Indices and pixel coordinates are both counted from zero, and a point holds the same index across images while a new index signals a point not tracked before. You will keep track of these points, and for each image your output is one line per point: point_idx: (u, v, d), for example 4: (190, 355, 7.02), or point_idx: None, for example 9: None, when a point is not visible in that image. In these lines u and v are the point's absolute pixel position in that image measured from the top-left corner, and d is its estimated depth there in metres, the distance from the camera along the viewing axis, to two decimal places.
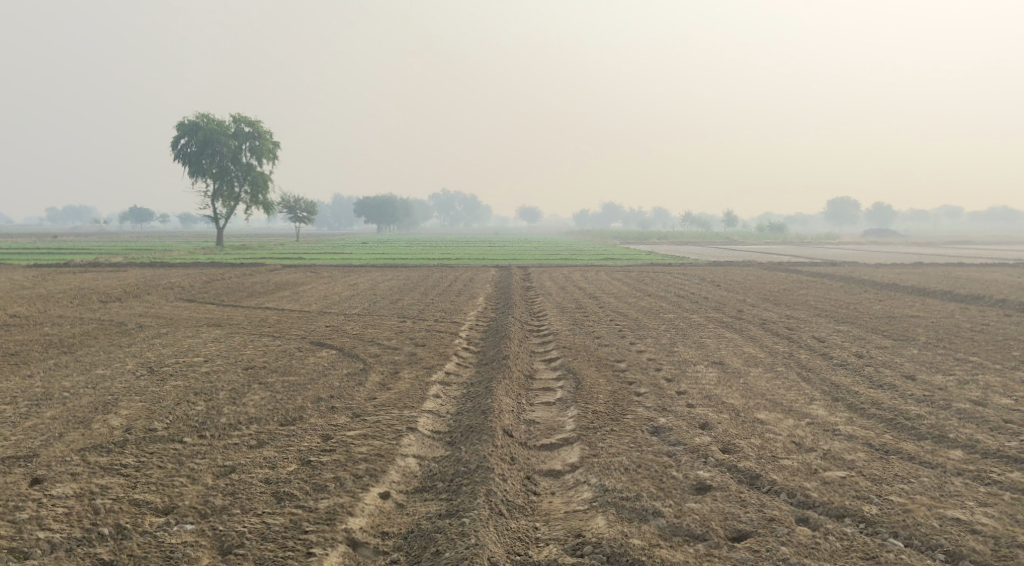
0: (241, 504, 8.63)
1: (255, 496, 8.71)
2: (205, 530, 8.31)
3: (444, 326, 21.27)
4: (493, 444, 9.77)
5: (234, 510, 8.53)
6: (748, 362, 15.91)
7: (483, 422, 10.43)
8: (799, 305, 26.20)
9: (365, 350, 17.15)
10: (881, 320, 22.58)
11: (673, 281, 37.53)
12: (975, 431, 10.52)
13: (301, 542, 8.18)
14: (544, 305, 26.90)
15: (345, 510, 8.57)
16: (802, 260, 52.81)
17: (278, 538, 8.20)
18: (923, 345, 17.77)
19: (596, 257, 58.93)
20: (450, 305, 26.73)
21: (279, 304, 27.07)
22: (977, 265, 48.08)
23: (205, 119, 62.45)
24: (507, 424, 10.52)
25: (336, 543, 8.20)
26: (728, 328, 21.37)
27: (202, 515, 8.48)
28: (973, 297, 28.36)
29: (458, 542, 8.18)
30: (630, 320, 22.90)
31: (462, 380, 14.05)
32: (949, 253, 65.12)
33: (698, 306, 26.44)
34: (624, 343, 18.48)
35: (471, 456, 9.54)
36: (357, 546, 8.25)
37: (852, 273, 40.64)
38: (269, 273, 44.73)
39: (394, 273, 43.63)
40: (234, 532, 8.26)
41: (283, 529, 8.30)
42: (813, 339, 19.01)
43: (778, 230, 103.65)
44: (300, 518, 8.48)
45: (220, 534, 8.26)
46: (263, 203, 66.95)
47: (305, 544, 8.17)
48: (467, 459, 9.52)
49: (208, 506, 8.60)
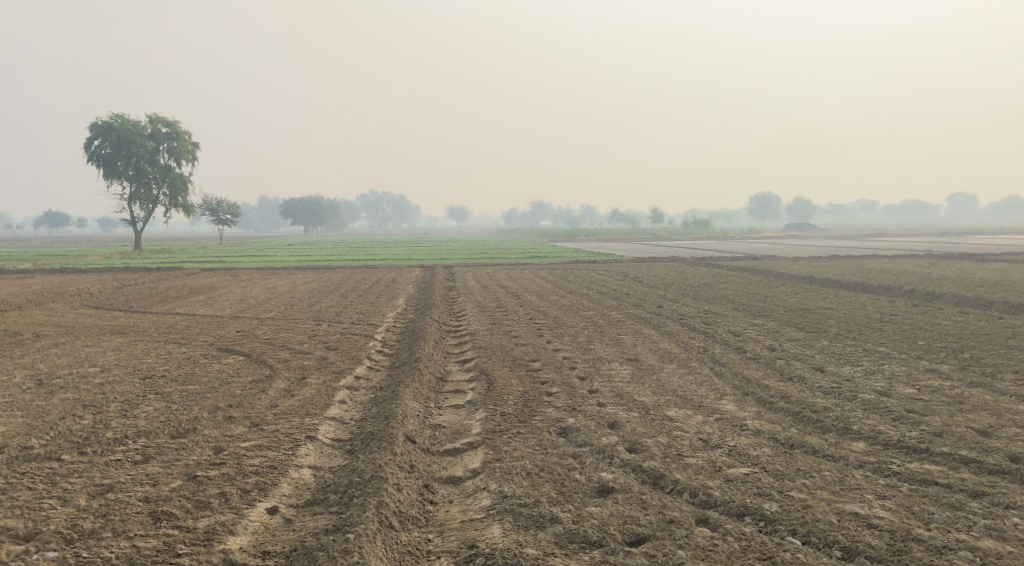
0: (114, 526, 8.13)
1: (129, 518, 8.22)
2: (69, 557, 7.78)
3: (360, 328, 20.80)
4: (392, 451, 9.44)
5: (105, 533, 8.03)
6: (662, 358, 15.87)
7: (385, 428, 10.09)
8: (718, 299, 26.43)
9: (274, 355, 16.62)
10: (796, 312, 22.87)
11: (597, 277, 37.62)
12: (879, 421, 10.58)
13: None
14: (465, 305, 26.61)
15: (226, 530, 8.15)
16: (724, 254, 53.56)
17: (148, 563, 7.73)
18: (834, 337, 18.02)
19: (522, 255, 58.83)
20: (369, 306, 26.23)
21: (191, 309, 26.20)
22: (890, 257, 49.40)
23: (119, 119, 60.40)
24: (411, 429, 10.20)
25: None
26: (646, 323, 21.39)
27: (67, 541, 7.95)
28: (884, 287, 29.01)
29: (341, 560, 7.83)
30: (550, 318, 22.78)
31: (371, 383, 13.66)
32: (865, 244, 66.92)
33: (619, 302, 26.45)
34: (542, 341, 18.31)
35: (368, 465, 9.19)
36: None
37: (771, 266, 41.32)
38: (185, 277, 43.45)
39: (315, 275, 42.80)
40: (100, 558, 7.76)
41: (155, 553, 7.83)
42: (728, 333, 19.11)
43: (703, 226, 105.22)
44: (176, 539, 8.03)
45: (84, 561, 7.74)
46: (182, 206, 65.14)
47: None
48: (363, 468, 9.18)
49: (76, 530, 8.07)
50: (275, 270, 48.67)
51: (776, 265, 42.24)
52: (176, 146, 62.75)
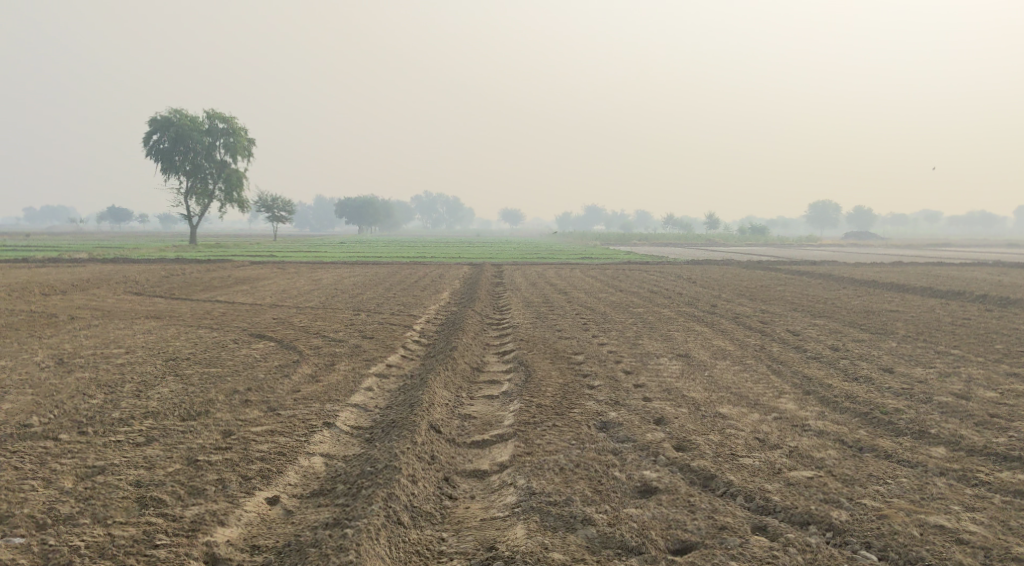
0: (93, 513, 7.48)
1: (113, 504, 7.55)
2: (34, 544, 7.14)
3: (398, 319, 20.08)
4: (412, 440, 8.62)
5: (81, 520, 7.38)
6: (715, 355, 14.81)
7: (408, 416, 9.27)
8: (775, 299, 25.20)
9: (306, 341, 15.94)
10: (859, 314, 21.58)
11: (649, 277, 36.52)
12: (964, 426, 9.44)
13: (147, 560, 7.06)
14: (510, 300, 25.77)
15: (215, 520, 7.47)
16: (781, 259, 52.01)
17: (119, 554, 7.07)
18: (902, 338, 16.78)
19: (574, 257, 57.66)
20: (412, 299, 25.52)
21: (231, 297, 25.77)
22: (958, 265, 47.35)
23: (177, 114, 60.84)
24: (436, 418, 9.36)
25: (189, 560, 7.09)
26: (698, 321, 20.32)
27: (38, 527, 7.30)
28: (954, 293, 27.45)
29: (333, 559, 7.05)
30: (597, 314, 21.83)
31: (402, 372, 12.82)
32: (931, 253, 64.45)
33: (670, 300, 25.36)
34: (587, 336, 17.35)
35: (383, 455, 8.40)
36: (217, 563, 7.13)
37: (831, 271, 39.73)
38: (231, 268, 43.37)
39: (362, 269, 42.33)
40: (68, 548, 7.10)
41: (131, 544, 7.16)
42: (786, 332, 17.96)
43: (760, 233, 103.00)
44: (158, 529, 7.35)
45: (50, 549, 7.10)
46: (238, 201, 65.45)
47: (151, 561, 7.06)
48: (378, 458, 8.39)
49: (50, 515, 7.43)
50: (324, 264, 48.46)
51: (836, 270, 40.64)
52: (233, 142, 63.05)
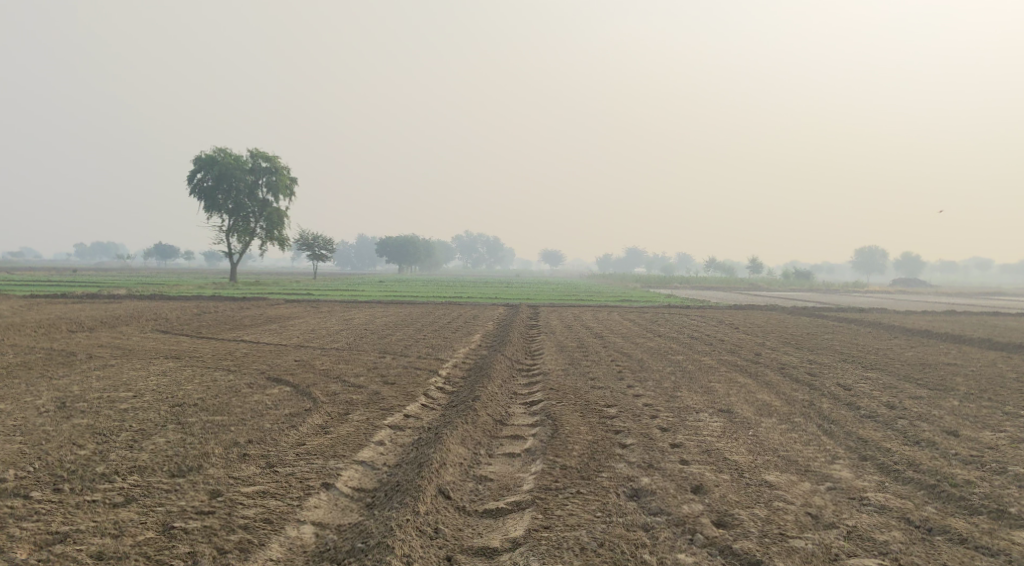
0: None
1: None
2: None
3: (425, 364, 19.24)
4: (415, 510, 8.05)
5: None
6: (759, 411, 13.68)
7: (415, 479, 8.52)
8: (823, 350, 23.90)
9: (323, 387, 15.13)
10: (913, 367, 20.26)
11: (690, 322, 35.38)
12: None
13: None
14: (543, 345, 24.74)
15: None
16: (826, 306, 50.26)
17: None
18: (964, 397, 15.51)
19: (614, 299, 56.59)
20: (442, 342, 24.67)
21: (257, 337, 25.11)
22: (1014, 315, 45.50)
23: (221, 153, 61.20)
24: (448, 481, 8.65)
25: None
26: (741, 371, 19.20)
27: None
28: (1015, 346, 26.00)
29: None
30: (634, 362, 20.80)
31: (420, 424, 11.90)
32: (985, 303, 62.29)
33: (711, 348, 24.18)
34: (622, 386, 16.29)
35: (378, 529, 7.86)
36: None
37: (882, 320, 38.25)
38: (266, 306, 42.96)
39: (396, 309, 41.62)
40: None
41: None
42: (836, 386, 16.75)
43: (805, 278, 101.06)
44: None
45: None
46: (277, 239, 65.43)
47: None
48: (372, 531, 7.86)
49: None
50: (358, 304, 47.89)
51: (887, 318, 39.13)
52: (274, 181, 63.20)
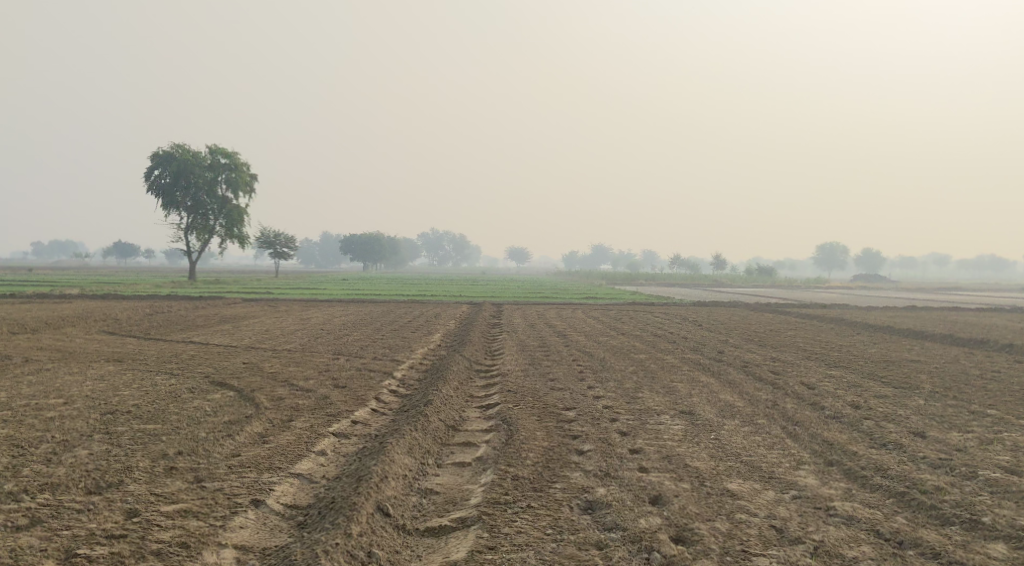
0: None
1: None
2: None
3: (380, 365, 18.58)
4: (345, 531, 7.67)
5: None
6: (721, 413, 13.21)
7: (352, 496, 8.16)
8: (787, 347, 23.61)
9: (270, 391, 14.41)
10: (878, 365, 19.97)
11: (653, 319, 35.04)
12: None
13: None
14: (504, 344, 24.18)
15: None
16: (788, 302, 50.28)
17: None
18: (929, 396, 15.17)
19: (577, 297, 56.27)
20: (400, 342, 24.01)
21: (209, 338, 24.24)
22: (972, 310, 45.85)
23: (179, 149, 59.84)
24: (389, 496, 8.26)
25: None
26: (704, 370, 18.78)
27: None
28: (976, 342, 25.96)
29: None
30: (596, 361, 20.32)
31: (367, 431, 11.28)
32: (944, 298, 62.92)
33: (674, 346, 23.76)
34: (582, 387, 15.76)
35: (304, 555, 7.50)
36: None
37: (844, 315, 38.24)
38: (222, 306, 41.92)
39: (356, 308, 40.80)
40: None
41: None
42: (800, 385, 16.35)
43: (767, 274, 101.66)
44: None
45: None
46: (239, 237, 64.21)
47: None
48: (298, 557, 7.49)
49: None
50: (318, 303, 47.02)
51: (849, 314, 39.13)
52: (234, 177, 61.93)
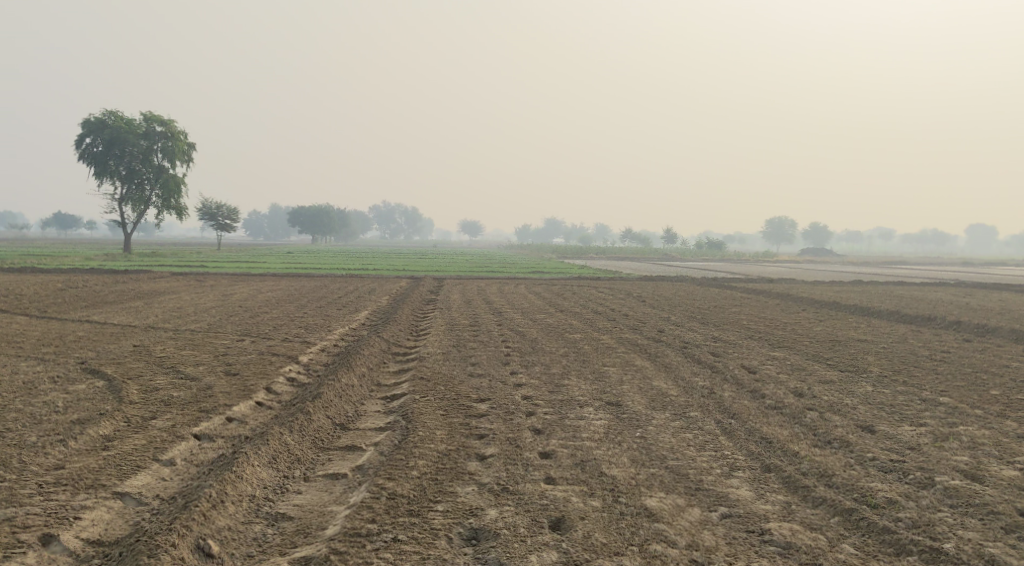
0: None
1: None
2: None
3: (287, 349, 16.90)
4: None
5: None
6: (651, 404, 11.83)
7: (161, 534, 7.70)
8: (729, 325, 22.44)
9: (146, 381, 12.73)
10: (823, 346, 18.82)
11: (596, 295, 33.74)
12: (997, 546, 7.45)
13: None
14: (432, 323, 22.59)
15: None
16: (734, 276, 49.31)
17: None
18: (878, 381, 14.04)
19: (524, 271, 54.78)
20: (320, 321, 22.31)
21: (110, 317, 22.21)
22: (918, 285, 45.39)
23: (111, 116, 56.64)
24: (211, 530, 7.80)
25: None
26: (640, 352, 17.48)
27: None
28: (923, 319, 25.09)
29: None
30: (526, 341, 18.94)
31: (240, 430, 9.88)
32: (890, 273, 62.83)
33: (612, 324, 22.40)
34: (502, 373, 14.31)
35: None
36: None
37: (791, 290, 37.37)
38: (144, 281, 39.53)
39: (286, 283, 38.75)
40: None
41: None
42: (740, 370, 15.06)
43: (717, 248, 101.42)
44: None
45: None
46: (175, 208, 61.31)
47: None
48: None
49: None
50: (250, 278, 44.87)
51: (796, 289, 38.29)
52: (171, 146, 58.94)
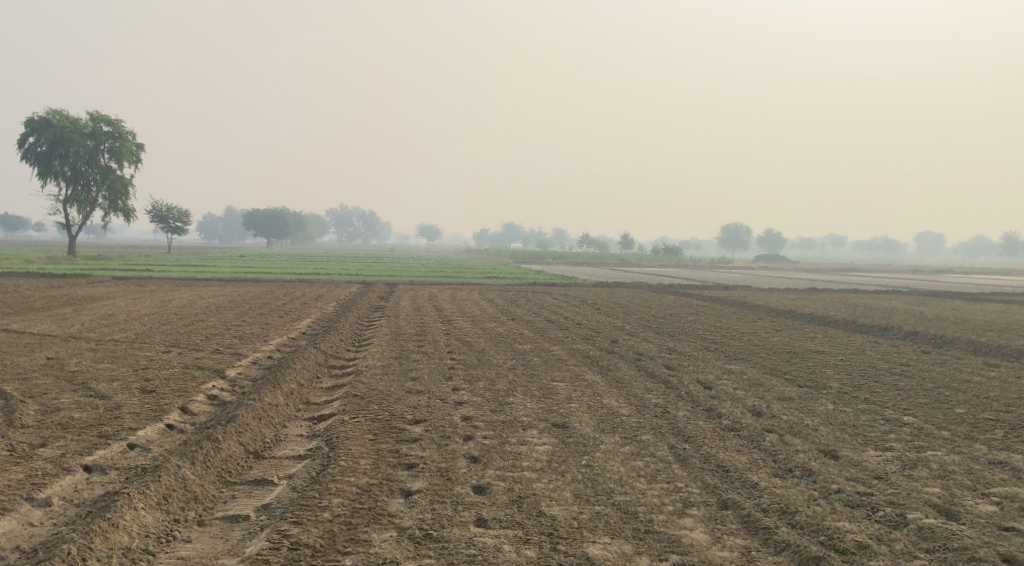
0: None
1: None
2: None
3: (214, 361, 15.76)
4: None
5: None
6: (600, 425, 10.96)
7: None
8: (684, 335, 21.74)
9: (46, 401, 11.55)
10: (780, 358, 18.14)
11: (550, 302, 32.94)
12: None
13: None
14: (377, 332, 21.52)
15: None
16: (690, 283, 49.03)
17: None
18: (838, 398, 13.35)
19: (479, 276, 53.89)
20: (259, 330, 21.18)
21: (31, 325, 20.81)
22: (871, 293, 45.39)
23: (56, 115, 54.40)
24: None
25: None
26: (591, 365, 16.65)
27: None
28: (879, 329, 24.66)
29: None
30: (472, 353, 18.05)
31: (141, 455, 9.05)
32: (844, 280, 63.22)
33: (565, 334, 21.54)
34: (443, 390, 13.33)
35: None
36: None
37: (746, 298, 36.95)
38: (81, 285, 37.83)
39: (231, 288, 37.34)
40: None
41: None
42: (695, 386, 14.26)
43: (674, 254, 101.57)
44: None
45: None
46: (122, 211, 59.31)
47: None
48: None
49: None
50: (194, 282, 43.33)
51: (751, 297, 37.90)
52: (118, 146, 56.87)
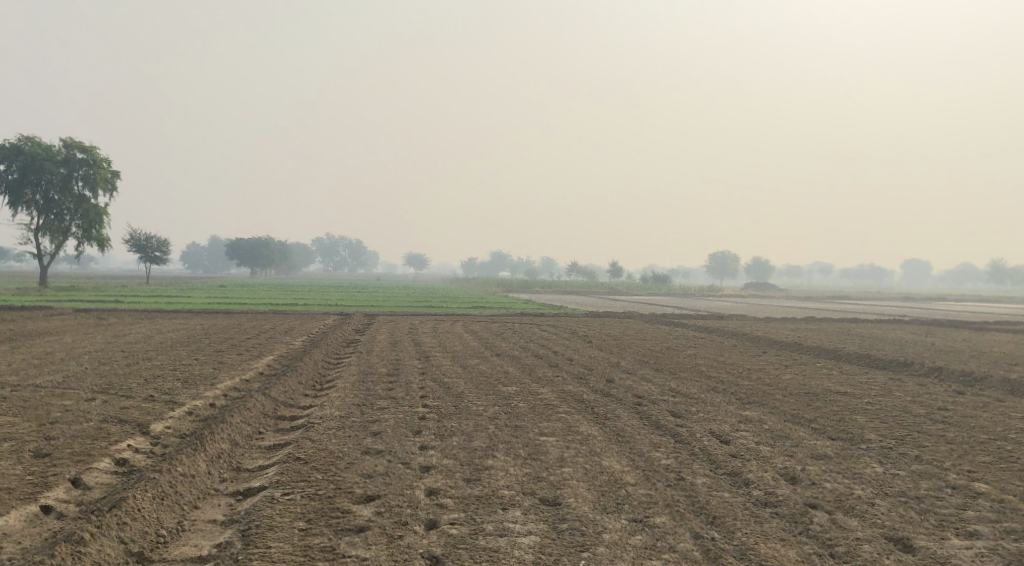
0: None
1: None
2: None
3: (141, 411, 13.35)
4: None
5: None
6: (600, 502, 8.55)
7: None
8: (687, 373, 19.46)
9: None
10: (800, 401, 15.79)
11: (537, 334, 30.71)
12: None
13: None
14: (342, 373, 19.11)
15: None
16: (684, 312, 46.88)
17: None
18: (885, 456, 11.07)
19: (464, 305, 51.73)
20: (210, 370, 18.78)
21: None
22: (874, 322, 43.31)
23: (28, 142, 51.92)
24: None
25: None
26: (585, 411, 14.32)
27: None
28: (897, 364, 22.44)
29: None
30: (447, 396, 15.71)
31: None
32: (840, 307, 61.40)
33: (554, 374, 19.15)
34: (408, 449, 11.01)
35: None
36: None
37: (744, 328, 34.80)
38: (36, 318, 35.25)
39: (197, 321, 34.88)
40: None
41: None
42: (711, 440, 11.93)
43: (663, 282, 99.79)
44: None
45: None
46: (96, 240, 56.79)
47: None
48: None
49: None
50: (161, 314, 40.82)
51: (749, 327, 35.76)
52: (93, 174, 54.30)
